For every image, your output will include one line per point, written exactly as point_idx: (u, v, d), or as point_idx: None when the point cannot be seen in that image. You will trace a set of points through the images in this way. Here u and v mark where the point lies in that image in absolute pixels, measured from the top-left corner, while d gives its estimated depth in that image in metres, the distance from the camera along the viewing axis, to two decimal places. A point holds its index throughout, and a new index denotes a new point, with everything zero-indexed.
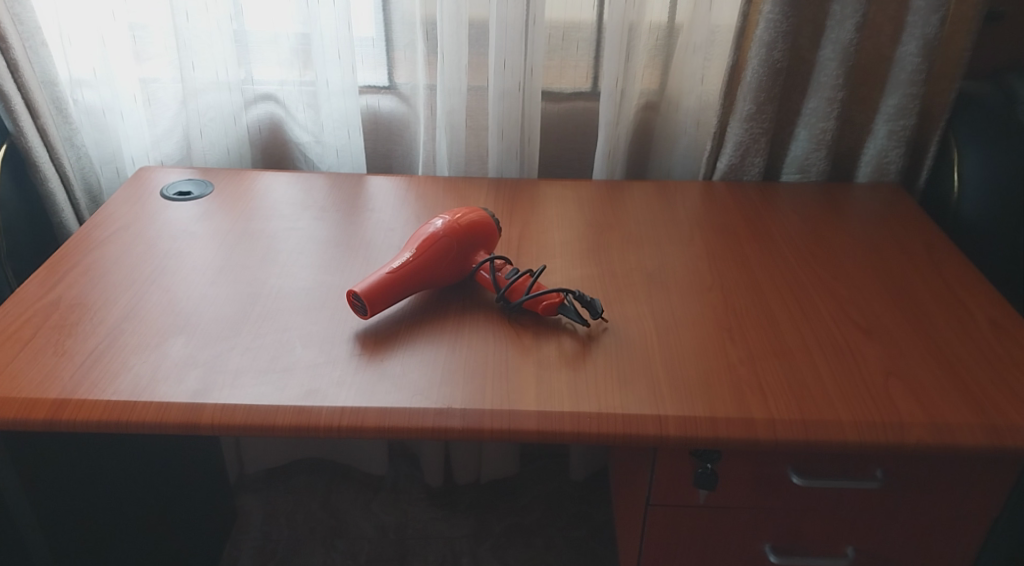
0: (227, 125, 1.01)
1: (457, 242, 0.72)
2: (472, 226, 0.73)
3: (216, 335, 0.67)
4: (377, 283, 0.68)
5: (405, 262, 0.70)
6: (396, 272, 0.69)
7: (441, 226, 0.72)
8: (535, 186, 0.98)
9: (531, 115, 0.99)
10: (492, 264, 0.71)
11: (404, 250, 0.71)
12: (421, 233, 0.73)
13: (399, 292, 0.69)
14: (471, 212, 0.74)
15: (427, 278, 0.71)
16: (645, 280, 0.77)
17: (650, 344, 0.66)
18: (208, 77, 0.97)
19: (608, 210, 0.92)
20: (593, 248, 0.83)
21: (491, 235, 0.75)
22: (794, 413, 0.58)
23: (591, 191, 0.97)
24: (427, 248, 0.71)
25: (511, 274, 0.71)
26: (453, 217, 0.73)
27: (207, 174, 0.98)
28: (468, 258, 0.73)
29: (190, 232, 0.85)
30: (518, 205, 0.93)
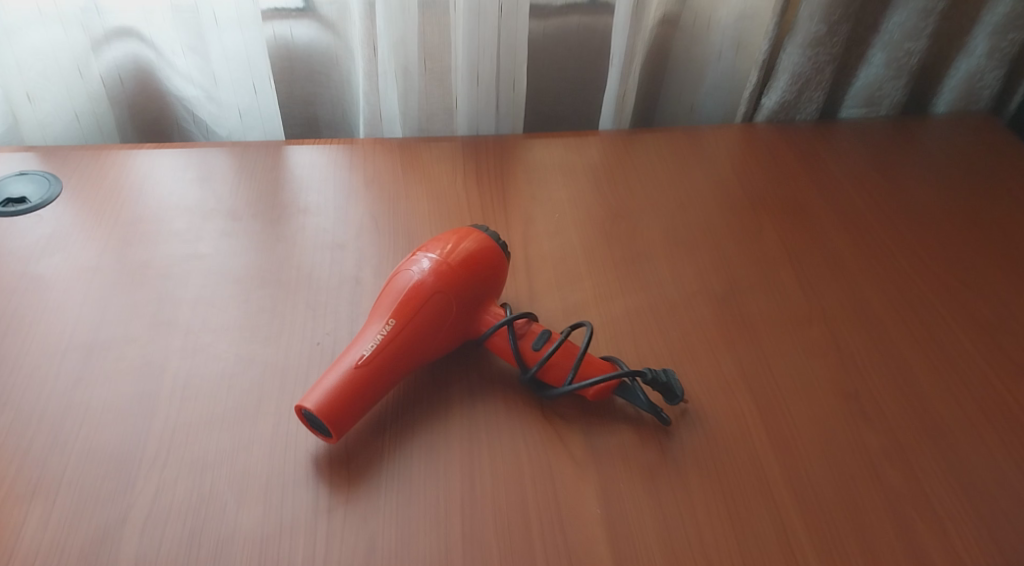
0: (70, 81, 0.67)
1: (458, 297, 0.47)
2: (476, 268, 0.48)
3: (92, 498, 0.42)
4: (343, 388, 0.43)
5: (381, 343, 0.45)
6: (372, 364, 0.44)
7: (429, 274, 0.47)
8: (525, 149, 0.72)
9: (512, 44, 0.70)
10: (509, 329, 0.48)
11: (377, 318, 0.47)
12: (399, 286, 0.47)
13: (379, 391, 0.45)
14: (470, 244, 0.49)
15: (416, 360, 0.47)
16: (709, 301, 0.57)
17: (751, 425, 0.48)
18: (25, 7, 0.61)
19: (632, 184, 0.69)
20: (628, 257, 0.60)
21: (501, 274, 0.51)
22: (973, 521, 0.44)
23: (600, 150, 0.74)
24: (413, 315, 0.46)
25: (540, 342, 0.48)
26: (446, 257, 0.48)
27: (47, 160, 0.66)
28: (472, 317, 0.49)
29: (32, 274, 0.55)
30: (509, 184, 0.68)
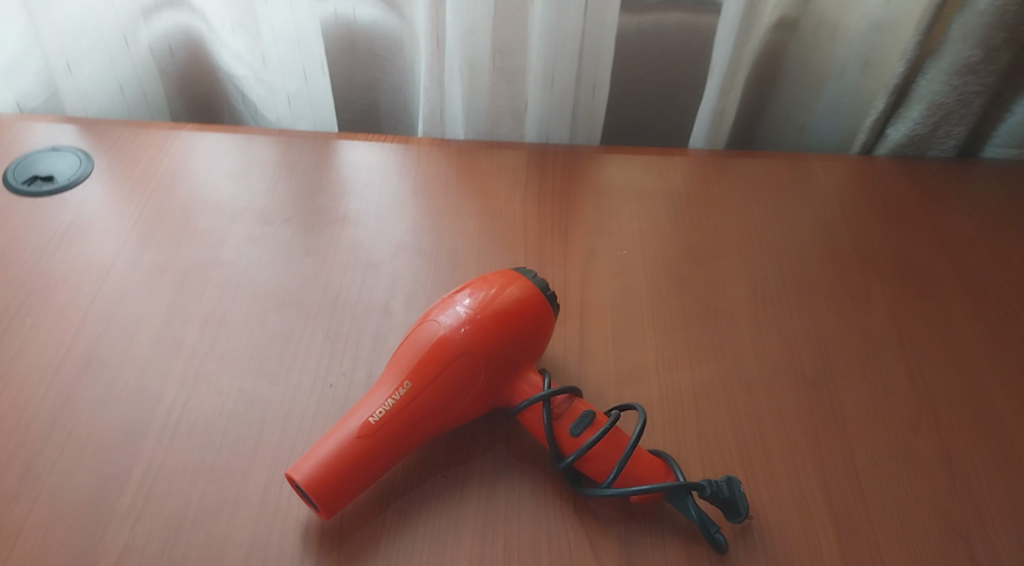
0: (115, 50, 0.63)
1: (491, 359, 0.40)
2: (514, 327, 0.41)
3: (50, 548, 0.36)
4: (341, 460, 0.37)
5: (392, 410, 0.38)
6: (378, 434, 0.37)
7: (458, 330, 0.40)
8: (599, 167, 0.64)
9: (596, 37, 0.60)
10: (545, 406, 0.40)
11: (391, 376, 0.39)
12: (421, 339, 0.40)
13: (383, 465, 0.38)
14: (512, 295, 0.41)
15: (432, 429, 0.40)
16: (793, 384, 0.48)
17: (828, 560, 0.39)
18: None
19: (718, 220, 0.60)
20: (702, 317, 0.52)
21: (545, 332, 0.43)
22: None
23: (685, 175, 0.64)
24: (433, 378, 0.39)
25: (580, 427, 0.40)
26: (481, 310, 0.40)
27: (85, 133, 0.62)
28: (504, 383, 0.41)
29: (44, 269, 0.51)
30: (574, 209, 0.59)
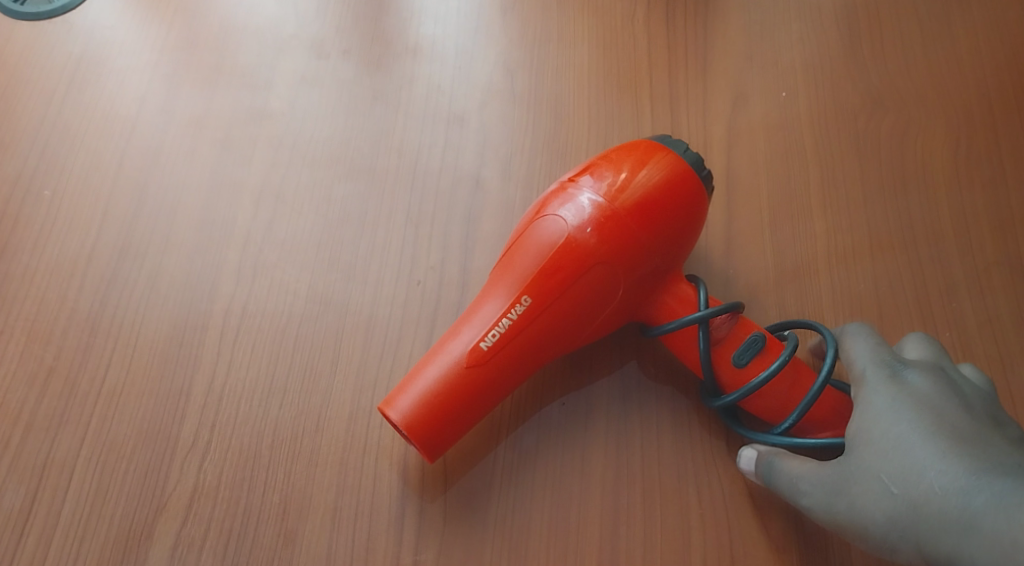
0: None
1: (633, 267, 0.30)
2: (663, 223, 0.30)
3: (110, 490, 0.31)
4: (447, 397, 0.29)
5: (507, 334, 0.29)
6: (491, 365, 0.29)
7: (589, 229, 0.29)
8: None
9: None
10: (702, 330, 0.30)
11: (501, 287, 0.30)
12: (539, 238, 0.30)
13: (498, 398, 0.30)
14: (658, 178, 0.30)
15: (556, 353, 0.31)
16: (1007, 284, 0.37)
17: None
18: None
19: (906, 44, 0.44)
20: (883, 190, 0.40)
21: (698, 224, 0.32)
22: None
23: None
24: (559, 294, 0.29)
25: (746, 356, 0.30)
26: (618, 201, 0.29)
27: None
28: (646, 294, 0.31)
29: (57, 118, 0.40)
30: (717, 33, 0.45)
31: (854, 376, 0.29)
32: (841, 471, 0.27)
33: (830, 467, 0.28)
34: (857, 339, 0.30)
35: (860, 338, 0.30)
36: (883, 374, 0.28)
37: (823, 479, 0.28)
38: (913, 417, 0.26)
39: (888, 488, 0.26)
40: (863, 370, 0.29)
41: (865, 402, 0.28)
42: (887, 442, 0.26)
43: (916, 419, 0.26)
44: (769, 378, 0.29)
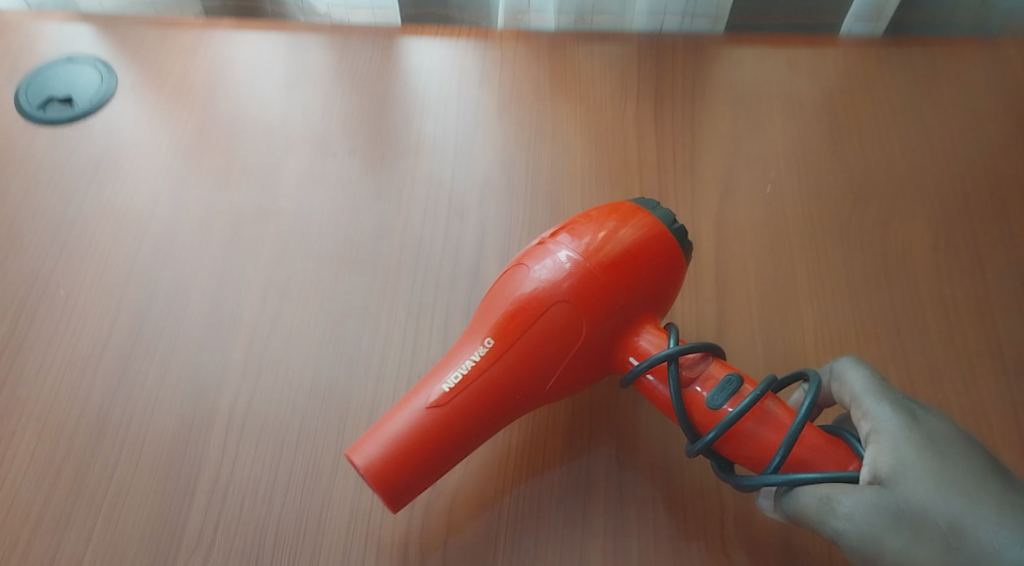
0: None
1: (600, 312, 0.30)
2: (631, 270, 0.31)
3: None
4: (407, 433, 0.30)
5: (470, 373, 0.30)
6: (450, 401, 0.30)
7: (552, 275, 0.31)
8: (731, 69, 0.50)
9: None
10: (670, 371, 0.30)
11: (472, 333, 0.32)
12: (511, 287, 0.31)
13: (464, 441, 0.30)
14: (632, 236, 0.31)
15: (526, 400, 0.31)
16: (992, 373, 0.38)
17: None
18: None
19: (880, 140, 0.47)
20: (867, 282, 0.41)
21: (677, 276, 0.32)
22: None
23: (841, 74, 0.50)
24: (521, 337, 0.30)
25: (719, 396, 0.30)
26: (587, 251, 0.31)
27: (105, 35, 0.51)
28: (620, 343, 0.32)
29: (75, 217, 0.42)
30: (703, 131, 0.47)
31: (865, 411, 0.28)
32: (898, 509, 0.25)
33: (881, 496, 0.26)
34: (866, 377, 0.29)
35: (858, 372, 0.30)
36: (901, 414, 0.27)
37: (871, 515, 0.25)
38: (954, 467, 0.25)
39: (946, 541, 0.24)
40: (875, 406, 0.28)
41: (899, 440, 0.27)
42: (937, 489, 0.25)
43: (960, 470, 0.25)
44: (743, 413, 0.28)
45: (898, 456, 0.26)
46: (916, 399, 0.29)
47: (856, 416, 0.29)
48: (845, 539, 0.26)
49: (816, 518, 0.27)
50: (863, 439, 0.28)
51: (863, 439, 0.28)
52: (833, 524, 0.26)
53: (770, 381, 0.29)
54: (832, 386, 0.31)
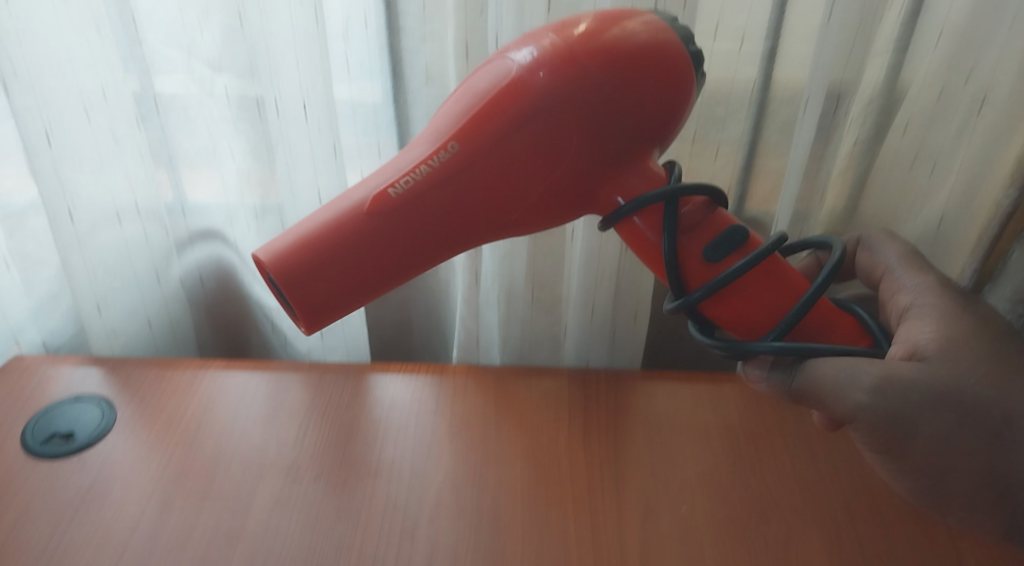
0: (148, 288, 0.62)
1: (575, 106, 0.36)
2: (619, 79, 0.36)
3: None
4: (353, 229, 0.37)
5: (421, 183, 0.37)
6: (398, 212, 0.37)
7: (538, 62, 0.35)
8: (645, 401, 0.58)
9: (637, 263, 0.58)
10: (668, 208, 0.39)
11: (445, 127, 0.37)
12: (494, 69, 0.37)
13: (405, 256, 0.38)
14: (629, 36, 0.36)
15: (476, 220, 0.38)
16: None
17: None
18: (103, 214, 0.56)
19: (777, 466, 0.53)
20: None
21: (680, 102, 0.38)
22: None
23: (738, 399, 0.59)
24: (480, 157, 0.36)
25: (720, 251, 0.40)
26: (569, 43, 0.36)
27: (111, 376, 0.59)
28: (614, 153, 0.38)
29: (56, 547, 0.46)
30: (624, 457, 0.54)
31: (911, 290, 0.47)
32: (952, 377, 0.42)
33: (927, 367, 0.42)
34: (903, 255, 0.48)
35: (894, 250, 0.49)
36: (961, 303, 0.46)
37: (923, 389, 0.41)
38: (989, 337, 0.44)
39: (1001, 427, 0.41)
40: (927, 285, 0.47)
41: (936, 313, 0.45)
42: (971, 348, 0.43)
43: (989, 346, 0.44)
44: (741, 273, 0.39)
45: (938, 319, 0.45)
46: (937, 271, 0.48)
47: (896, 300, 0.47)
48: (855, 409, 0.40)
49: (829, 382, 0.40)
50: (904, 306, 0.47)
51: (902, 305, 0.47)
52: (855, 395, 0.40)
53: (779, 239, 0.39)
54: (869, 254, 0.50)
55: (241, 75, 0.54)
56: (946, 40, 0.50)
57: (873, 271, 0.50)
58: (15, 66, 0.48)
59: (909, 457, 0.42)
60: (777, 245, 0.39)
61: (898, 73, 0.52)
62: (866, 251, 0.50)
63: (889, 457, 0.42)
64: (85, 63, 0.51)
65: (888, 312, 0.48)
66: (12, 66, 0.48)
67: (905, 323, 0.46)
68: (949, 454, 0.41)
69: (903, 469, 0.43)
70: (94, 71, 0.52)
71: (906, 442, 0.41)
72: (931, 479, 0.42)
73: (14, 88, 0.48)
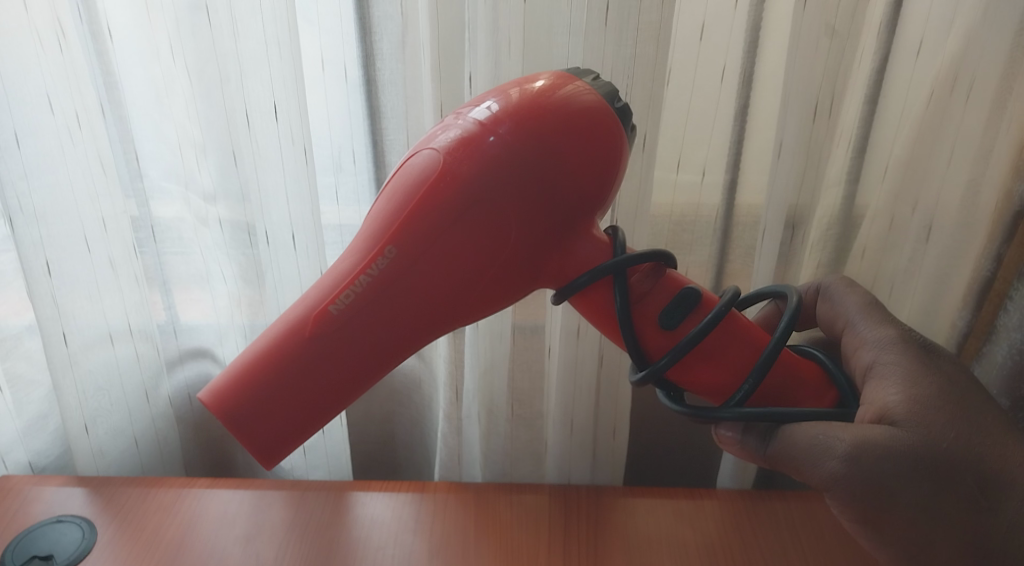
0: (137, 406, 0.63)
1: (521, 182, 0.34)
2: (549, 150, 0.33)
3: None
4: (301, 352, 0.35)
5: (360, 296, 0.34)
6: (342, 325, 0.35)
7: (464, 150, 0.33)
8: (631, 516, 0.57)
9: (613, 381, 0.60)
10: (617, 280, 0.37)
11: (376, 231, 0.35)
12: (422, 157, 0.34)
13: (361, 368, 0.36)
14: (567, 99, 0.34)
15: (429, 317, 0.36)
16: None
17: None
18: (97, 336, 0.58)
19: None
20: None
21: (615, 159, 0.35)
22: None
23: (727, 516, 0.57)
24: (418, 256, 0.34)
25: (675, 316, 0.37)
26: (503, 122, 0.33)
27: (94, 496, 0.59)
28: (561, 224, 0.36)
29: None
30: None
31: (869, 337, 0.42)
32: (920, 437, 0.38)
33: (901, 431, 0.38)
34: (864, 306, 0.43)
35: (851, 301, 0.44)
36: (921, 351, 0.42)
37: (901, 454, 0.37)
38: (950, 392, 0.40)
39: (973, 481, 0.38)
40: (885, 332, 0.42)
41: (901, 372, 0.40)
42: (936, 406, 0.39)
43: (951, 396, 0.40)
44: (703, 334, 0.36)
45: (903, 378, 0.40)
46: (897, 322, 0.43)
47: (855, 339, 0.43)
48: (833, 478, 0.36)
49: (805, 450, 0.37)
50: (865, 365, 0.42)
51: (863, 363, 0.42)
52: (831, 463, 0.36)
53: (731, 297, 0.37)
54: (828, 305, 0.45)
55: (234, 206, 0.57)
56: (891, 171, 0.55)
57: (833, 322, 0.45)
58: (21, 201, 0.50)
59: (887, 528, 0.37)
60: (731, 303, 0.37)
61: (853, 202, 0.56)
62: (825, 300, 0.45)
63: (868, 529, 0.38)
64: (88, 195, 0.53)
65: (849, 367, 0.43)
66: (18, 201, 0.50)
67: (867, 383, 0.41)
68: (927, 519, 0.37)
69: (878, 539, 0.38)
70: (97, 204, 0.54)
71: (883, 513, 0.37)
72: (918, 553, 0.38)
73: (20, 222, 0.50)
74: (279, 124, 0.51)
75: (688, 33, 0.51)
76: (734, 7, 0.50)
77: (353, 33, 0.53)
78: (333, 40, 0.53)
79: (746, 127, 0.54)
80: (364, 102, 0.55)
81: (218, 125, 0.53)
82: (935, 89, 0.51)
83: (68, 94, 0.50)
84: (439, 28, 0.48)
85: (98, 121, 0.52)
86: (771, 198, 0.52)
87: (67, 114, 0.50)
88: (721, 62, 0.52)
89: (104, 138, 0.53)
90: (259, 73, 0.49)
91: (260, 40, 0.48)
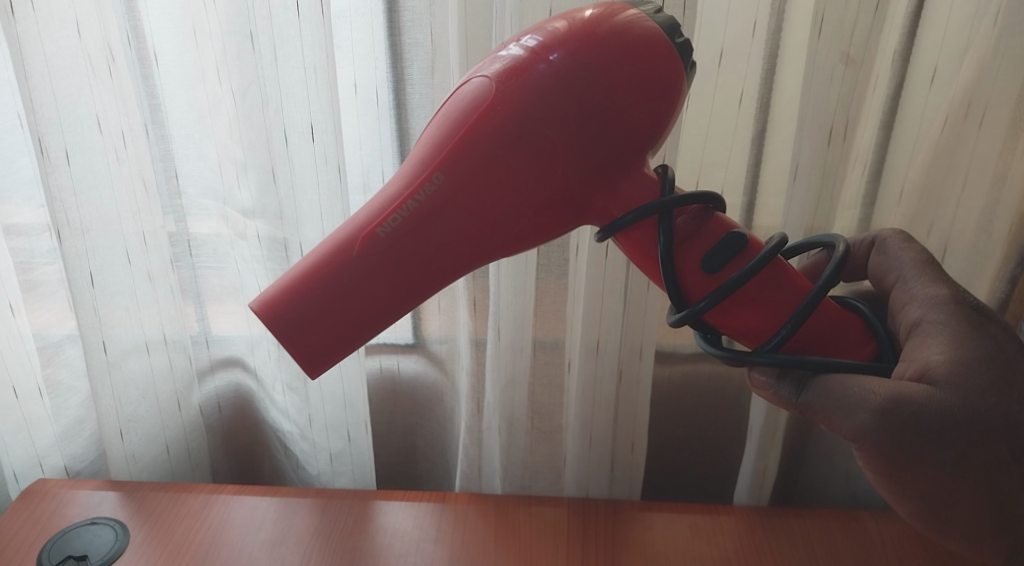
0: (168, 415, 0.65)
1: (578, 104, 0.32)
2: (603, 83, 0.32)
3: None
4: (336, 277, 0.33)
5: (410, 217, 0.32)
6: (382, 252, 0.33)
7: (517, 77, 0.31)
8: (648, 527, 0.58)
9: (632, 396, 0.61)
10: (662, 223, 0.35)
11: (424, 158, 0.33)
12: (477, 81, 0.32)
13: (397, 297, 0.34)
14: (623, 23, 0.32)
15: (472, 250, 0.34)
16: None
17: None
18: (132, 345, 0.60)
19: None
20: None
21: (666, 101, 0.33)
22: None
23: (742, 529, 0.57)
24: (467, 186, 0.32)
25: (718, 261, 0.35)
26: (557, 45, 0.31)
27: (126, 500, 0.61)
28: (607, 161, 0.34)
29: None
30: None
31: (921, 295, 0.41)
32: (958, 399, 0.37)
33: (938, 393, 0.37)
34: (919, 262, 0.42)
35: (905, 259, 0.43)
36: (974, 313, 0.40)
37: (932, 415, 0.36)
38: (999, 357, 0.39)
39: (1010, 450, 0.38)
40: (938, 292, 0.41)
41: (947, 334, 0.39)
42: (979, 370, 0.38)
43: (1000, 361, 0.39)
44: (746, 280, 0.34)
45: (949, 338, 0.39)
46: (952, 282, 0.41)
47: (906, 294, 0.42)
48: (861, 430, 0.35)
49: (838, 402, 0.35)
50: (912, 321, 0.40)
51: (911, 319, 0.41)
52: (861, 415, 0.35)
53: (780, 242, 0.34)
54: (881, 258, 0.44)
55: (271, 222, 0.59)
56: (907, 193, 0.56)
57: (884, 276, 0.44)
58: (69, 216, 0.52)
59: (910, 484, 0.38)
60: (779, 249, 0.34)
61: (869, 222, 0.58)
62: (880, 255, 0.44)
63: (892, 484, 0.38)
64: (131, 213, 0.56)
65: (894, 322, 0.42)
66: (66, 216, 0.52)
67: (911, 339, 0.40)
68: (950, 482, 0.37)
69: (903, 497, 0.39)
70: (138, 219, 0.56)
71: (909, 468, 0.37)
72: (936, 509, 0.39)
73: (66, 235, 0.53)
74: (314, 145, 0.53)
75: (707, 58, 0.52)
76: (752, 34, 0.51)
77: (385, 59, 0.55)
78: (365, 66, 0.56)
79: (763, 149, 0.56)
80: (393, 125, 0.58)
81: (258, 146, 0.55)
82: (950, 114, 0.52)
83: (115, 115, 0.52)
84: (468, 59, 0.50)
85: (141, 140, 0.55)
86: (787, 218, 0.54)
87: (114, 134, 0.53)
88: (740, 87, 0.53)
89: (146, 157, 0.56)
90: (297, 100, 0.52)
91: (298, 67, 0.51)
